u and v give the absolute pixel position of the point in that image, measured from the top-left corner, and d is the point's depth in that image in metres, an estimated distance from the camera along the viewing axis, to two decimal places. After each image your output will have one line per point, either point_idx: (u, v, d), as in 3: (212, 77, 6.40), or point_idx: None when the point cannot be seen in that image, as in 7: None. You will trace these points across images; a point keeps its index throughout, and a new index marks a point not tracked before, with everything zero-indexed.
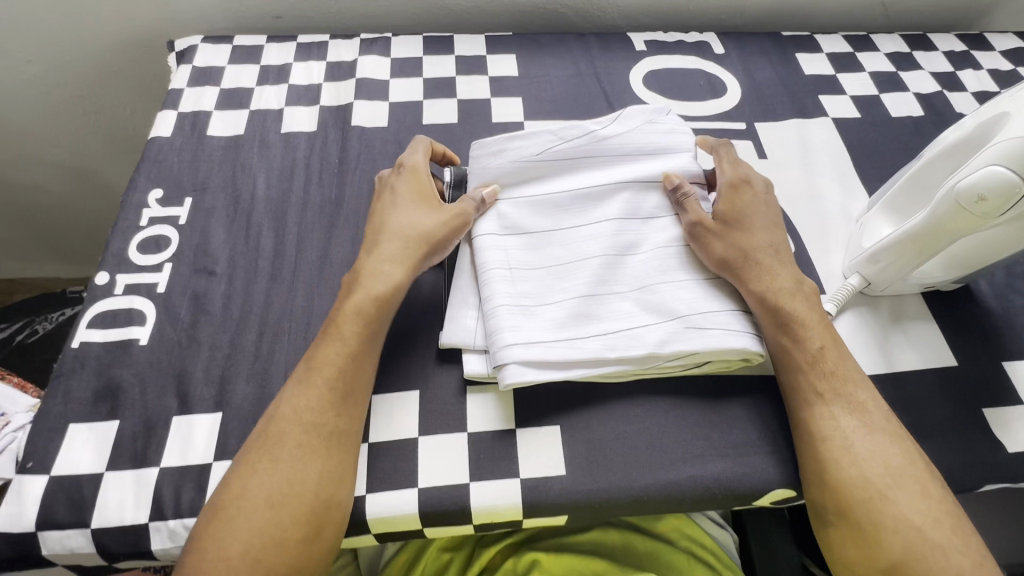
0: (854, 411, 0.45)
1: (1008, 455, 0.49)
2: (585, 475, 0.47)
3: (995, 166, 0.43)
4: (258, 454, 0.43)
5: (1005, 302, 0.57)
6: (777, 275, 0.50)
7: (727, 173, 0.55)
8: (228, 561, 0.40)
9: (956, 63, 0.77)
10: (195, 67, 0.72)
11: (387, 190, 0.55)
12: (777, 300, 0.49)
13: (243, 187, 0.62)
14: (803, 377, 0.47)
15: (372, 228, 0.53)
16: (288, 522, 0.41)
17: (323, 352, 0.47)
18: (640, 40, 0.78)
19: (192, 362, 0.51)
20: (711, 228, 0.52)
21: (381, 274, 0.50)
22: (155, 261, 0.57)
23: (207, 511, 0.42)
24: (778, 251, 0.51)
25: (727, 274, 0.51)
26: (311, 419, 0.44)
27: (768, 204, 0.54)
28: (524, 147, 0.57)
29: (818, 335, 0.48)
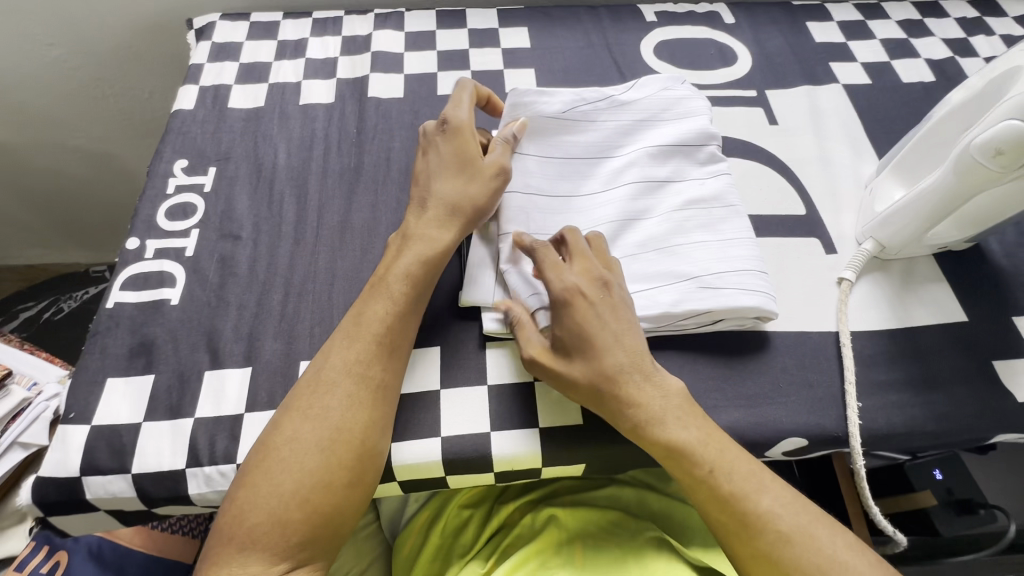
0: (764, 525, 0.42)
1: (1017, 404, 0.50)
2: (600, 425, 0.49)
3: (1010, 120, 0.44)
4: (310, 399, 0.45)
5: (1015, 260, 0.58)
6: (643, 398, 0.44)
7: (554, 285, 0.46)
8: (281, 498, 0.42)
9: (968, 29, 0.77)
10: (214, 43, 0.73)
11: (430, 150, 0.53)
12: (647, 429, 0.44)
13: (265, 156, 0.64)
14: (704, 502, 0.44)
15: (417, 193, 0.52)
16: (335, 466, 0.43)
17: (369, 309, 0.48)
18: (651, 11, 0.79)
19: (221, 320, 0.53)
20: (551, 362, 0.46)
21: (429, 237, 0.50)
22: (183, 227, 0.59)
23: (259, 450, 0.44)
24: (633, 369, 0.45)
25: (597, 399, 0.45)
26: (359, 371, 0.46)
27: (610, 315, 0.46)
28: (550, 104, 0.58)
29: (706, 453, 0.44)
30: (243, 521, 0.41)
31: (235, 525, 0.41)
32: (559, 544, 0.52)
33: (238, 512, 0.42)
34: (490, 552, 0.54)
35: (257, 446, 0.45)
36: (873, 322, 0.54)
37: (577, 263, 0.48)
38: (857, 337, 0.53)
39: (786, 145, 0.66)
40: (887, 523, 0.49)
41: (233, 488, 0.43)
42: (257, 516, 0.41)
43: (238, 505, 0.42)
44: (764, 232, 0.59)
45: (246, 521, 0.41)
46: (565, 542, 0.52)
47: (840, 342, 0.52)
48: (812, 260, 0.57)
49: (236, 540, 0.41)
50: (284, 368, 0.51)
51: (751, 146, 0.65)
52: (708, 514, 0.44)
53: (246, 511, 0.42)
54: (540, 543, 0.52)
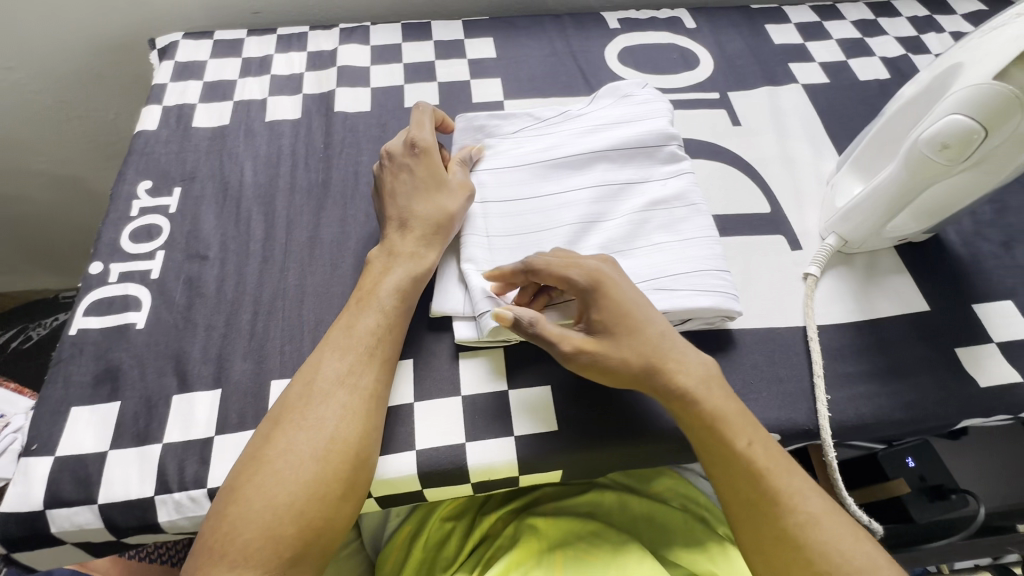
0: (795, 506, 0.43)
1: (980, 389, 0.52)
2: (576, 430, 0.49)
3: (955, 115, 0.44)
4: (303, 410, 0.45)
5: (973, 249, 0.60)
6: (685, 366, 0.46)
7: (577, 276, 0.46)
8: (275, 510, 0.41)
9: (920, 28, 0.80)
10: (177, 62, 0.73)
11: (402, 171, 0.54)
12: (694, 394, 0.45)
13: (231, 174, 0.63)
14: (737, 477, 0.44)
15: (395, 214, 0.53)
16: (329, 478, 0.43)
17: (360, 321, 0.48)
18: (614, 18, 0.80)
19: (189, 343, 0.52)
20: (596, 349, 0.46)
21: (414, 255, 0.51)
22: (148, 249, 0.58)
23: (249, 463, 0.43)
24: (670, 341, 0.46)
25: (655, 381, 0.45)
26: (352, 382, 0.46)
27: (631, 288, 0.48)
28: (502, 125, 0.61)
29: (745, 427, 0.45)
30: (234, 537, 0.41)
31: (226, 542, 0.41)
32: (540, 552, 0.52)
33: (228, 528, 0.41)
34: (473, 565, 0.54)
35: (243, 460, 0.44)
36: (839, 316, 0.55)
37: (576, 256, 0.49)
38: (824, 331, 0.54)
39: (749, 145, 0.67)
40: (862, 511, 0.50)
41: (221, 505, 0.42)
42: (251, 531, 0.41)
43: (229, 522, 0.41)
44: (730, 231, 0.60)
45: (237, 539, 0.40)
46: (546, 551, 0.52)
47: (808, 337, 0.53)
48: (779, 256, 0.58)
49: (226, 558, 0.40)
50: (254, 388, 0.50)
51: (715, 147, 0.66)
52: (732, 492, 0.44)
53: (238, 528, 0.41)
54: (521, 553, 0.52)
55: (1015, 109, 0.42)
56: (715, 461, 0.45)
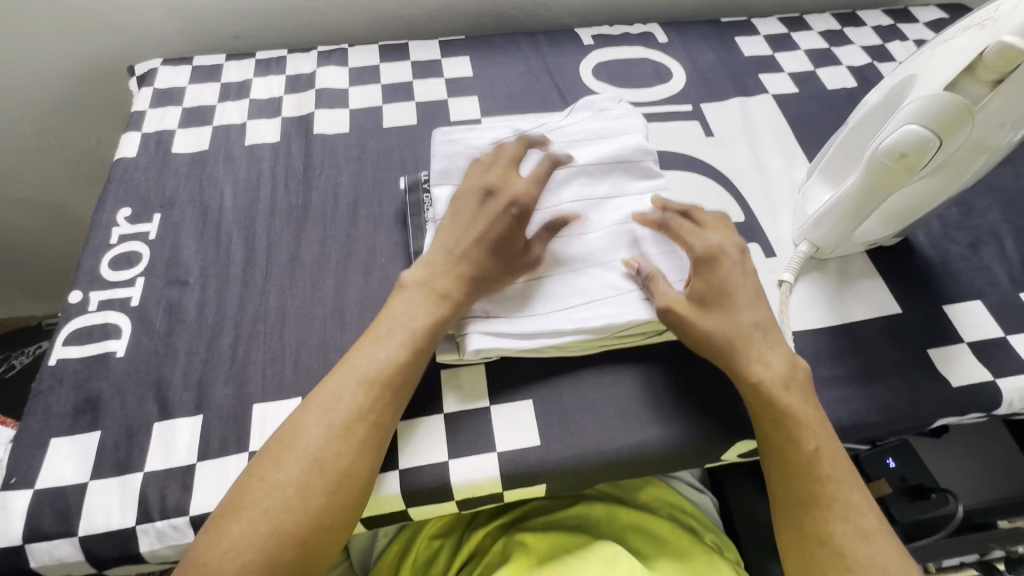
0: (847, 516, 0.42)
1: (953, 389, 0.53)
2: (558, 443, 0.50)
3: (911, 125, 0.45)
4: (320, 438, 0.44)
5: (942, 250, 0.61)
6: (767, 363, 0.46)
7: (695, 245, 0.50)
8: (276, 535, 0.41)
9: (884, 36, 0.82)
10: (156, 89, 0.73)
11: (487, 217, 0.52)
12: (773, 391, 0.45)
13: (211, 199, 0.63)
14: (792, 474, 0.44)
15: (456, 251, 0.51)
16: (334, 509, 0.43)
17: (382, 351, 0.47)
18: (588, 34, 0.82)
19: (170, 369, 0.52)
20: (687, 312, 0.48)
21: (455, 301, 0.50)
22: (127, 276, 0.58)
23: (256, 484, 0.43)
24: (762, 333, 0.47)
25: (727, 354, 0.47)
26: (372, 415, 0.45)
27: (746, 272, 0.50)
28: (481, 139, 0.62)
29: (817, 431, 0.45)
30: (230, 558, 0.40)
31: (217, 561, 0.40)
32: (531, 568, 0.52)
33: (224, 549, 0.40)
34: None
35: (247, 477, 0.43)
36: (812, 321, 0.56)
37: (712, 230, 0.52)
38: (799, 336, 0.55)
39: (722, 156, 0.68)
40: None
41: (225, 504, 0.43)
42: (251, 553, 0.40)
43: (229, 540, 0.41)
44: None
45: (233, 561, 0.40)
46: (536, 566, 0.52)
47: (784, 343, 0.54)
48: (753, 264, 0.59)
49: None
50: (236, 413, 0.50)
51: (690, 159, 0.68)
52: (786, 487, 0.44)
53: (237, 548, 0.40)
54: (511, 568, 0.52)
55: (967, 118, 0.43)
56: (778, 457, 0.45)
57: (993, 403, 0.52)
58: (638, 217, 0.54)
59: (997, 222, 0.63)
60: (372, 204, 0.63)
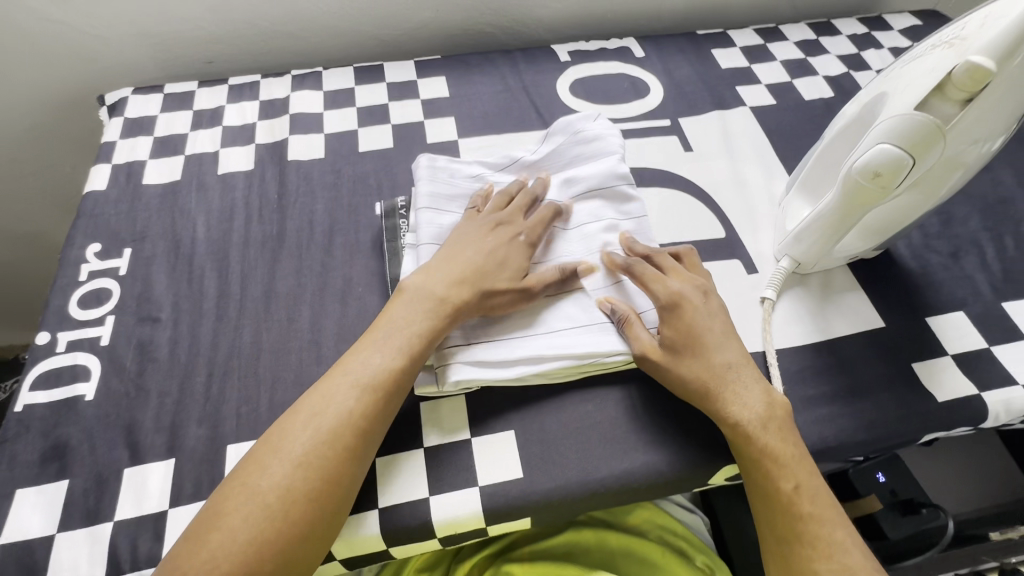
0: (831, 554, 0.42)
1: (938, 404, 0.52)
2: (541, 475, 0.49)
3: (883, 145, 0.45)
4: (305, 444, 0.43)
5: (923, 261, 0.61)
6: (744, 403, 0.46)
7: (659, 292, 0.50)
8: (252, 546, 0.39)
9: (859, 45, 0.82)
10: (127, 118, 0.72)
11: (492, 238, 0.54)
12: (749, 430, 0.45)
13: (184, 232, 0.62)
14: (774, 512, 0.44)
15: (457, 263, 0.52)
16: (313, 520, 0.41)
17: (377, 356, 0.47)
18: (565, 50, 0.82)
19: (141, 412, 0.51)
20: (661, 359, 0.48)
21: (451, 309, 0.49)
22: (97, 314, 0.56)
23: (238, 490, 0.41)
24: (735, 372, 0.47)
25: (703, 398, 0.47)
26: (359, 422, 0.44)
27: (712, 314, 0.50)
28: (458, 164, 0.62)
29: (797, 468, 0.44)
30: (207, 568, 0.38)
31: (195, 567, 0.38)
32: None
33: (202, 558, 0.39)
34: None
35: (230, 484, 0.42)
36: (797, 338, 0.56)
37: (674, 277, 0.52)
38: (783, 354, 0.55)
39: (702, 170, 0.68)
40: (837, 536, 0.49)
41: (199, 522, 0.41)
42: (227, 563, 0.38)
43: (207, 549, 0.39)
44: None
45: (210, 572, 0.38)
46: None
47: (768, 362, 0.53)
48: (735, 282, 0.59)
49: None
50: (210, 455, 0.49)
51: (669, 175, 0.67)
52: (769, 526, 0.44)
53: (213, 559, 0.38)
54: None
55: (938, 137, 0.43)
56: (761, 496, 0.44)
57: (979, 417, 0.52)
58: (606, 257, 0.54)
59: (978, 230, 0.63)
60: (348, 231, 0.62)
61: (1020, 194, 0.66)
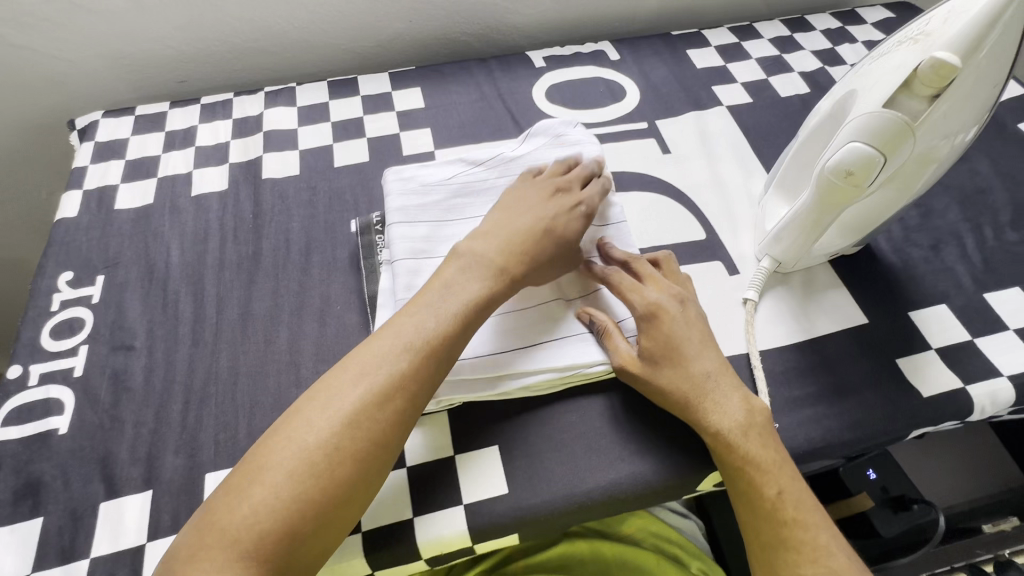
0: (816, 557, 0.41)
1: (924, 399, 0.52)
2: (526, 490, 0.48)
3: (854, 143, 0.44)
4: (354, 403, 0.41)
5: (904, 255, 0.61)
6: (724, 411, 0.46)
7: (636, 302, 0.49)
8: (297, 502, 0.38)
9: (834, 40, 0.82)
10: (98, 143, 0.71)
11: (553, 205, 0.53)
12: (730, 438, 0.45)
13: (157, 257, 0.61)
14: (758, 519, 0.43)
15: (518, 230, 0.51)
16: (358, 481, 0.40)
17: (431, 319, 0.45)
18: (540, 56, 0.81)
19: (116, 444, 0.50)
20: (640, 370, 0.48)
21: (509, 278, 0.49)
22: (70, 345, 0.55)
23: (281, 444, 0.40)
24: (714, 382, 0.47)
25: (684, 408, 0.46)
26: (410, 385, 0.42)
27: (691, 323, 0.49)
28: (435, 175, 0.61)
29: (779, 474, 0.44)
30: (249, 525, 0.37)
31: (237, 520, 0.37)
32: None
33: (244, 515, 0.37)
34: None
35: (272, 438, 0.41)
36: (781, 338, 0.55)
37: (652, 284, 0.51)
38: (767, 356, 0.54)
39: (681, 172, 0.67)
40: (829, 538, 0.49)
41: (236, 477, 0.40)
42: (271, 518, 0.38)
43: (248, 506, 0.38)
44: None
45: (253, 528, 0.37)
46: None
47: (752, 365, 0.53)
48: (717, 284, 0.58)
49: (237, 545, 0.37)
50: (188, 484, 0.48)
51: (648, 177, 0.67)
52: (754, 532, 0.43)
53: (255, 517, 0.37)
54: None
55: (907, 133, 0.43)
56: (745, 503, 0.44)
57: (965, 411, 0.52)
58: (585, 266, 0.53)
59: (957, 222, 0.63)
60: (325, 248, 0.61)
61: (998, 183, 0.66)
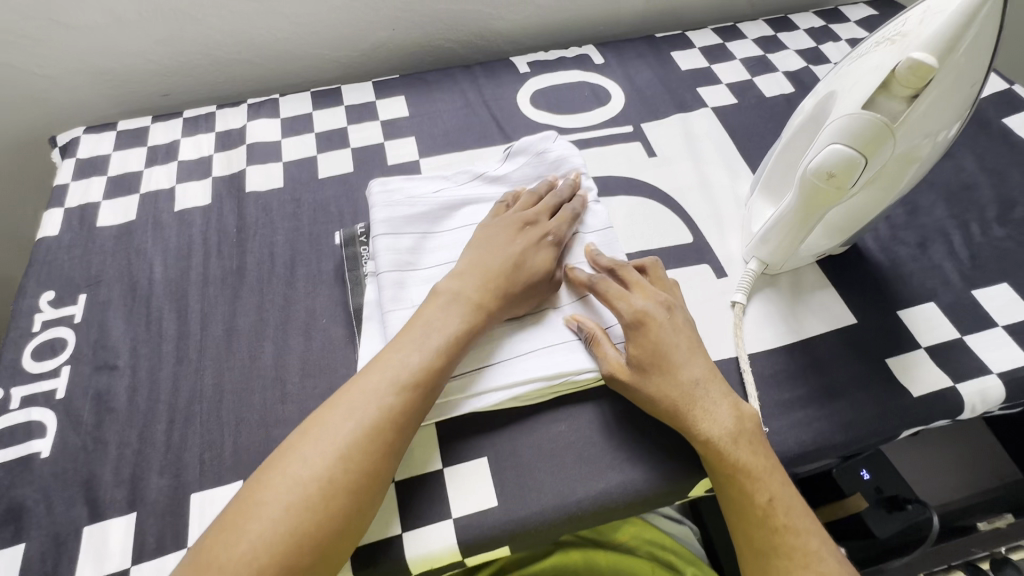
0: (808, 563, 0.41)
1: (914, 399, 0.52)
2: (515, 501, 0.47)
3: (836, 145, 0.44)
4: (346, 435, 0.41)
5: (891, 254, 0.60)
6: (714, 418, 0.45)
7: (623, 310, 0.49)
8: (292, 537, 0.37)
9: (817, 39, 0.82)
10: (80, 159, 0.71)
11: (524, 237, 0.53)
12: (720, 445, 0.44)
13: (140, 274, 0.61)
14: (750, 526, 0.43)
15: (490, 265, 0.51)
16: (353, 512, 0.40)
17: (417, 353, 0.45)
18: (524, 62, 0.81)
19: (100, 466, 0.49)
20: (629, 377, 0.47)
21: (483, 315, 0.49)
22: (52, 366, 0.55)
23: (275, 479, 0.39)
24: (703, 389, 0.46)
25: (674, 416, 0.46)
26: (399, 418, 0.42)
27: (679, 330, 0.49)
28: (420, 186, 0.61)
29: (770, 480, 0.43)
30: (244, 561, 0.36)
31: (233, 557, 0.36)
32: None
33: (239, 552, 0.37)
34: None
35: (266, 472, 0.40)
36: (770, 340, 0.55)
37: (639, 291, 0.51)
38: (756, 359, 0.54)
39: (668, 175, 0.67)
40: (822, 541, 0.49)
41: (231, 513, 0.39)
42: (266, 555, 0.37)
43: (242, 542, 0.37)
44: None
45: (247, 564, 0.36)
46: None
47: (741, 369, 0.52)
48: (705, 287, 0.58)
49: None
50: (173, 506, 0.47)
51: (634, 182, 0.67)
52: (745, 538, 0.43)
53: (250, 553, 0.37)
54: None
55: (887, 135, 0.43)
56: (737, 510, 0.43)
57: (956, 409, 0.51)
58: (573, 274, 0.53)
59: (944, 219, 0.63)
60: (310, 261, 0.61)
61: (983, 179, 0.66)
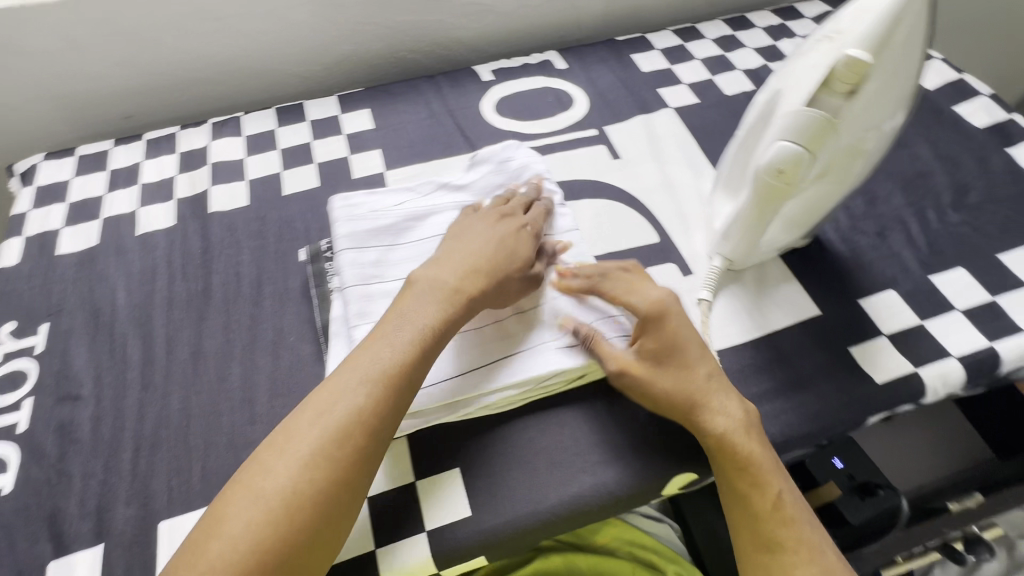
0: (812, 556, 0.42)
1: (879, 385, 0.52)
2: (489, 511, 0.47)
3: (783, 142, 0.45)
4: (310, 443, 0.40)
5: (852, 244, 0.62)
6: (726, 411, 0.46)
7: (638, 303, 0.49)
8: (252, 553, 0.37)
9: (774, 35, 0.84)
10: (38, 187, 0.70)
11: (499, 229, 0.54)
12: (734, 439, 0.45)
13: (103, 301, 0.60)
14: (759, 520, 0.43)
15: (463, 256, 0.51)
16: (319, 523, 0.39)
17: (387, 349, 0.44)
18: (487, 70, 0.81)
19: (64, 499, 0.48)
20: (644, 372, 0.47)
21: (456, 302, 0.48)
22: (12, 400, 0.54)
23: (239, 494, 0.39)
24: (717, 383, 0.47)
25: (690, 409, 0.46)
26: (365, 421, 0.42)
27: (692, 324, 0.49)
28: (382, 199, 0.61)
29: (778, 474, 0.44)
30: None
31: None
32: None
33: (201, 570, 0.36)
34: None
35: (233, 488, 0.40)
36: (736, 335, 0.56)
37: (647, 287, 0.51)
38: (724, 355, 0.54)
39: (631, 177, 0.68)
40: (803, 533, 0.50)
41: (196, 531, 0.38)
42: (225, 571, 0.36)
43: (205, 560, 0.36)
44: None
45: None
46: None
47: None
48: (671, 286, 0.58)
49: None
50: (140, 536, 0.46)
51: (598, 184, 0.67)
52: (751, 532, 0.43)
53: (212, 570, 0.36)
54: None
55: (830, 129, 0.44)
56: (744, 505, 0.44)
57: (920, 394, 0.52)
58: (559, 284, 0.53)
59: (901, 207, 0.64)
60: (277, 279, 0.60)
61: (938, 167, 0.67)
